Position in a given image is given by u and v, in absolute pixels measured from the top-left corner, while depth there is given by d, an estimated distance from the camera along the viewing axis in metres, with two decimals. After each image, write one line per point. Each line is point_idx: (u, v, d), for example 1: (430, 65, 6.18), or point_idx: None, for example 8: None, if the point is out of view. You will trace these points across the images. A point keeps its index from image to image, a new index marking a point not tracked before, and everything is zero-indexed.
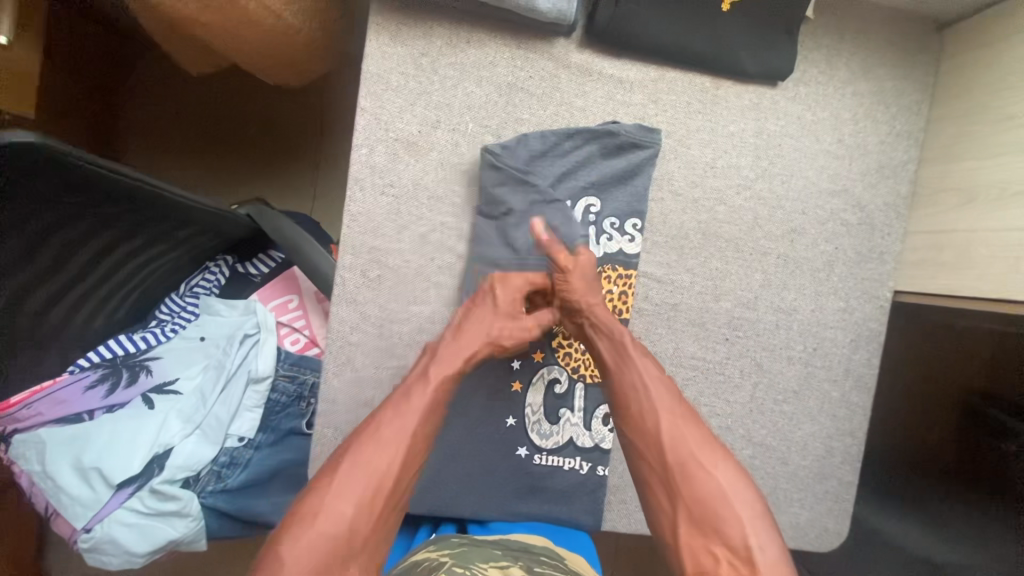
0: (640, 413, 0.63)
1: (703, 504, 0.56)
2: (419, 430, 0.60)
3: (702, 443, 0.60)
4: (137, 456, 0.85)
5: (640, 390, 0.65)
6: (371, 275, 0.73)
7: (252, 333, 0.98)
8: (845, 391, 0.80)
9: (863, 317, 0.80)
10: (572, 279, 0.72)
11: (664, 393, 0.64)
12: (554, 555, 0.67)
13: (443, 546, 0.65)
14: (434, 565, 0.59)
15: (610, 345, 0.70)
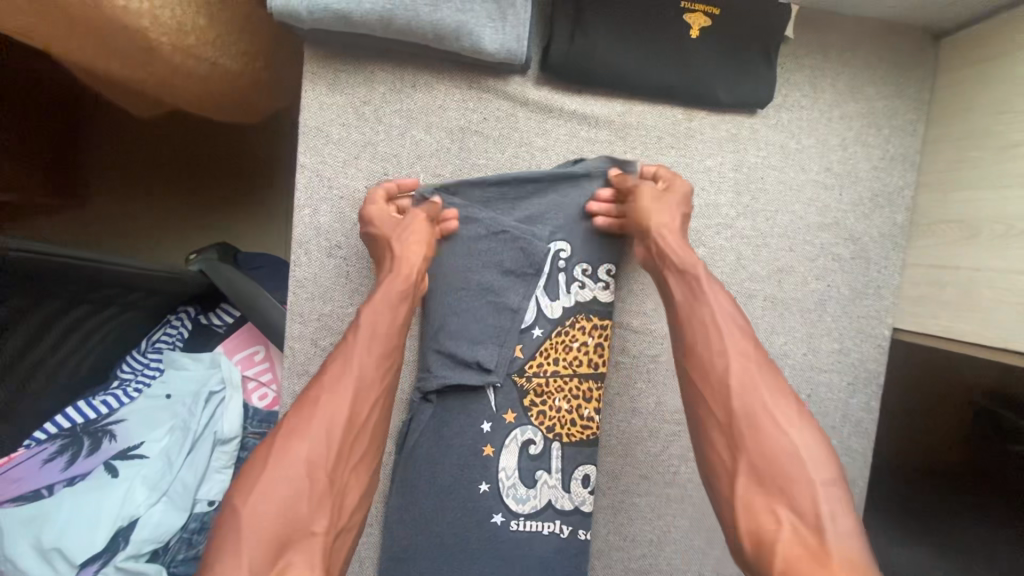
0: (707, 350, 0.49)
1: (767, 459, 0.43)
2: (369, 360, 0.53)
3: (774, 395, 0.46)
4: (101, 531, 0.79)
5: (708, 327, 0.51)
6: (322, 344, 0.68)
7: (217, 390, 0.94)
8: (844, 438, 0.75)
9: (860, 358, 0.74)
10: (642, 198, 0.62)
11: (737, 333, 0.50)
12: None
13: None
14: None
15: (680, 278, 0.56)
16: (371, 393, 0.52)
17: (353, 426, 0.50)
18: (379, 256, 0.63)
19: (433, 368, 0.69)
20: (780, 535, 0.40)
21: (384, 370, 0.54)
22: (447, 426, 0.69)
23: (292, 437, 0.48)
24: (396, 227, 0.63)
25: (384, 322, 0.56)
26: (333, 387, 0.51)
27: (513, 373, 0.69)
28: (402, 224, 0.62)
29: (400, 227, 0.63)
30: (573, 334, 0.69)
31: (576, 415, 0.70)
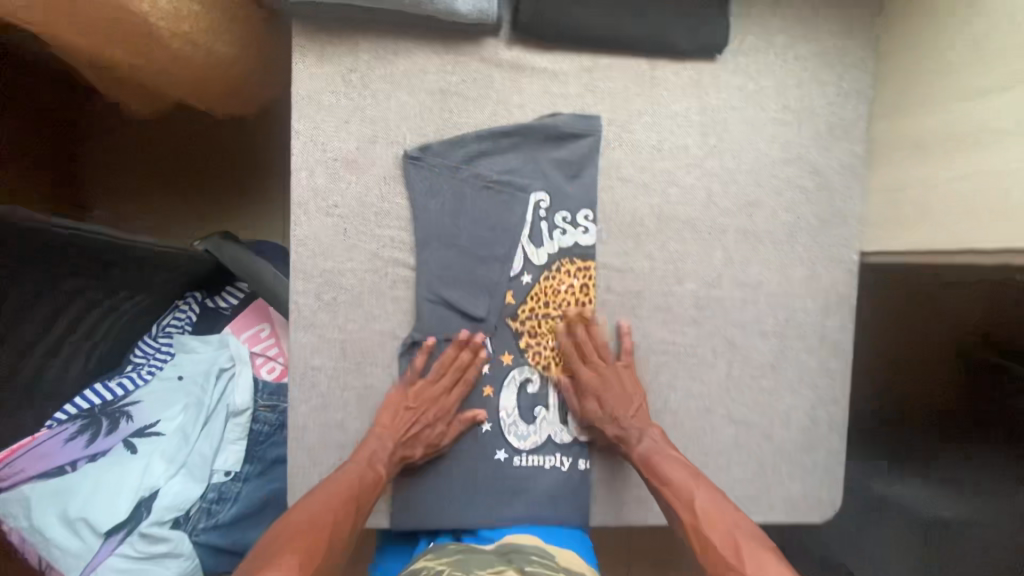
0: (681, 498, 0.69)
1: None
2: (362, 482, 0.69)
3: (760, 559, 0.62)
4: (123, 501, 0.85)
5: (676, 471, 0.71)
6: (325, 297, 0.72)
7: (227, 367, 0.97)
8: (823, 358, 0.79)
9: (832, 282, 0.78)
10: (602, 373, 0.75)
11: (695, 481, 0.70)
12: (545, 553, 0.68)
13: (441, 554, 0.69)
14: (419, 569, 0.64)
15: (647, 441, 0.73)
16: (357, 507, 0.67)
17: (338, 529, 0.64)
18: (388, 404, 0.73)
19: (428, 317, 0.73)
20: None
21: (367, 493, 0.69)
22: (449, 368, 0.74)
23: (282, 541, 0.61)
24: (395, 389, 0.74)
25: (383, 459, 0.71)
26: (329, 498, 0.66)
27: (506, 317, 0.74)
28: (403, 387, 0.73)
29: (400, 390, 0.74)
30: (559, 277, 0.74)
31: (569, 353, 0.75)
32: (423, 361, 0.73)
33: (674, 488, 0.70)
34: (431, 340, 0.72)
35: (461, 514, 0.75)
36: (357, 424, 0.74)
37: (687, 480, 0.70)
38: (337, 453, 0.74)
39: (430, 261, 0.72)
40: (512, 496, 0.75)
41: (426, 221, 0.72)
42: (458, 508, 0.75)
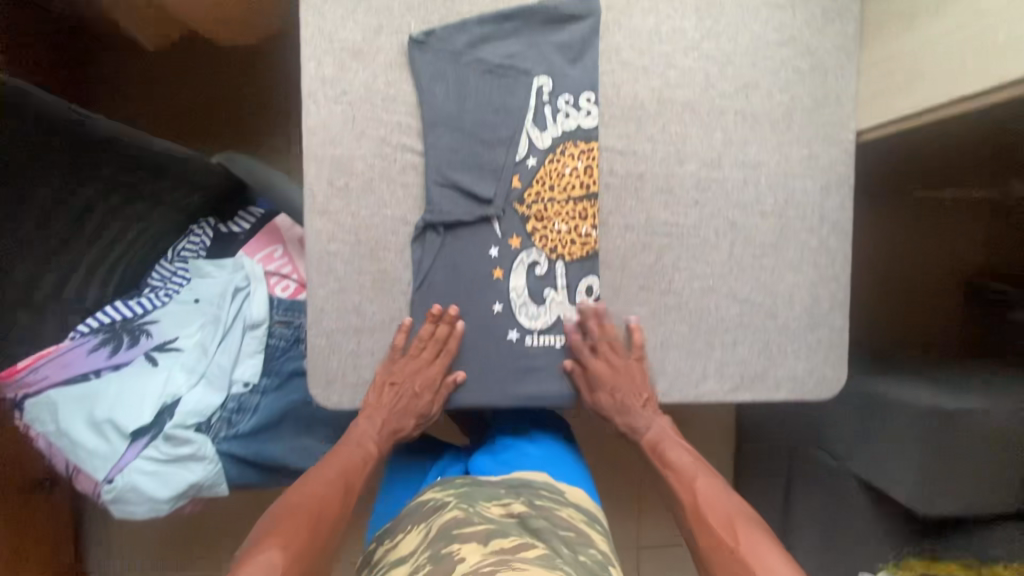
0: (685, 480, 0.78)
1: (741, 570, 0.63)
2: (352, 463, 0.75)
3: (732, 516, 0.70)
4: (147, 406, 0.87)
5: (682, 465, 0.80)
6: (338, 183, 0.74)
7: (242, 286, 0.99)
8: (823, 237, 0.81)
9: (830, 162, 0.80)
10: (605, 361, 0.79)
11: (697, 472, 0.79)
12: (554, 490, 0.88)
13: (448, 486, 0.90)
14: (440, 504, 0.83)
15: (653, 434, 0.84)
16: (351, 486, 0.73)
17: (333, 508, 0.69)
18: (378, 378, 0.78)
19: (437, 199, 0.74)
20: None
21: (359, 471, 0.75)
22: (459, 251, 0.76)
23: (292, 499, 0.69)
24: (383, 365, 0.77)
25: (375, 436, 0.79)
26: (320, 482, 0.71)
27: (513, 201, 0.76)
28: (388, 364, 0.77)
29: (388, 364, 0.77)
30: (563, 160, 0.76)
31: (576, 235, 0.77)
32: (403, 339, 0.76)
33: (681, 472, 0.79)
34: (437, 309, 0.76)
35: (474, 391, 0.79)
36: (372, 308, 0.76)
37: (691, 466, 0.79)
38: (354, 337, 0.77)
39: (436, 145, 0.74)
40: (524, 375, 0.79)
41: (433, 106, 0.74)
42: (473, 386, 0.79)
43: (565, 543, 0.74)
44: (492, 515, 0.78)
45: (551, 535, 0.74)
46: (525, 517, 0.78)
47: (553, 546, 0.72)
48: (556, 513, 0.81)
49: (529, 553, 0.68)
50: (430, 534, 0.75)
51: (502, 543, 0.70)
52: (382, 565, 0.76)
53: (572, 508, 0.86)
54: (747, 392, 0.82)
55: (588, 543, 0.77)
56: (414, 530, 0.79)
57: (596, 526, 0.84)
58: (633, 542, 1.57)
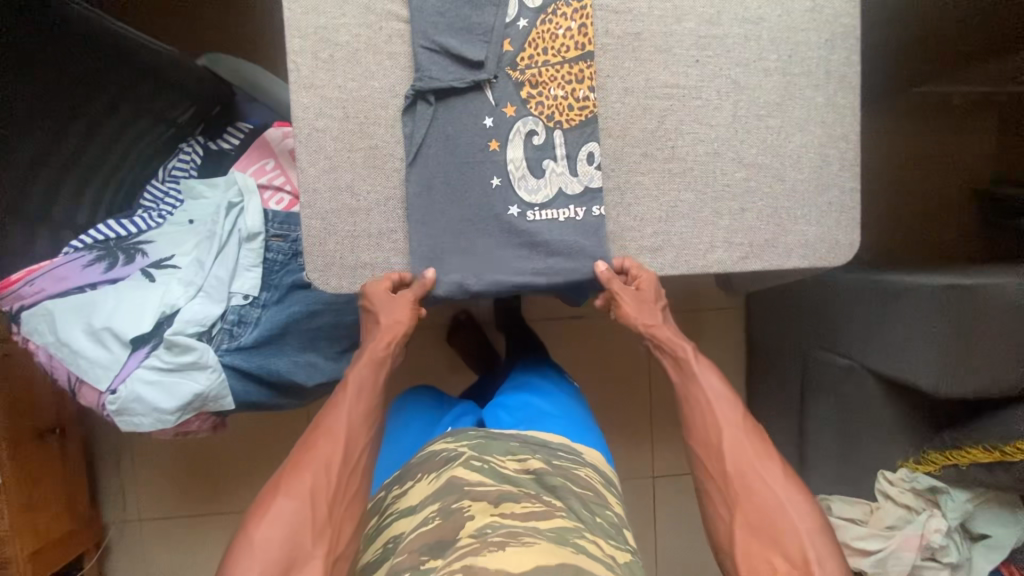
0: (708, 419, 0.74)
1: (766, 521, 0.66)
2: (357, 413, 0.71)
3: (760, 456, 0.70)
4: (146, 316, 0.86)
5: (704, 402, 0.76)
6: (322, 56, 0.71)
7: (236, 202, 0.96)
8: (830, 94, 0.78)
9: (834, 13, 0.77)
10: (625, 303, 0.77)
11: (727, 409, 0.74)
12: (571, 451, 0.86)
13: (460, 437, 0.85)
14: (452, 454, 0.79)
15: (674, 364, 0.80)
16: (360, 442, 0.70)
17: (346, 468, 0.66)
18: (369, 320, 0.77)
19: (425, 66, 0.72)
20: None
21: (369, 424, 0.71)
22: (453, 124, 0.74)
23: (294, 474, 0.64)
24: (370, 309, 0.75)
25: (369, 382, 0.74)
26: (324, 440, 0.68)
27: (505, 66, 0.73)
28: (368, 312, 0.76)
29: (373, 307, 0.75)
30: (556, 21, 0.73)
31: (573, 100, 0.74)
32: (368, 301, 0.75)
33: (705, 409, 0.75)
34: (430, 274, 0.75)
35: (479, 270, 0.76)
36: (366, 186, 0.74)
37: (715, 399, 0.75)
38: (349, 217, 0.74)
39: (422, 10, 0.71)
40: (528, 250, 0.76)
41: None
42: (473, 265, 0.76)
43: (584, 504, 0.74)
44: (507, 472, 0.76)
45: (569, 496, 0.74)
46: (541, 476, 0.76)
47: (570, 511, 0.71)
48: (575, 473, 0.80)
49: (543, 525, 0.67)
50: (440, 485, 0.73)
51: (515, 508, 0.69)
52: (391, 514, 0.75)
53: (590, 468, 0.84)
54: (756, 260, 0.79)
55: (604, 503, 0.77)
56: (423, 480, 0.77)
57: (611, 488, 0.84)
58: (649, 472, 1.52)
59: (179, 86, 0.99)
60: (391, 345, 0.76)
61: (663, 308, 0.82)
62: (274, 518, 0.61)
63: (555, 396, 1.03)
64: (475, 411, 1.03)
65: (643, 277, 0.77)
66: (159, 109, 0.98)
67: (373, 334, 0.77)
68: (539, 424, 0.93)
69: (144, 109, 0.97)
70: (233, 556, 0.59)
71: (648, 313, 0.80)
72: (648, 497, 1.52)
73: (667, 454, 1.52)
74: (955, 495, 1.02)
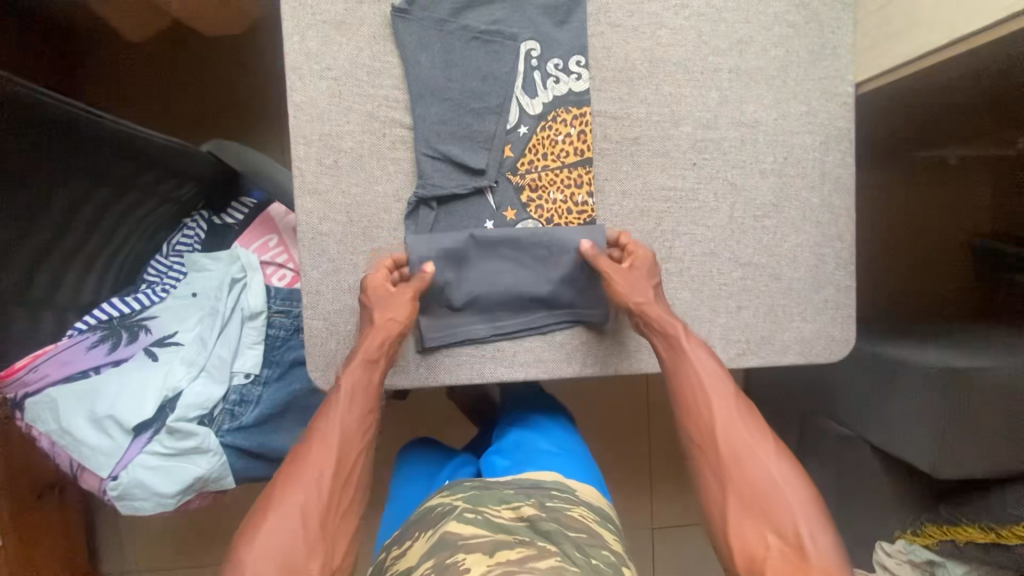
0: (701, 402, 0.70)
1: (759, 497, 0.63)
2: (351, 419, 0.68)
3: (754, 435, 0.67)
4: (148, 401, 0.86)
5: (697, 381, 0.71)
6: (327, 162, 0.73)
7: (239, 278, 0.97)
8: (825, 195, 0.79)
9: (829, 116, 0.78)
10: (616, 279, 0.72)
11: (723, 387, 0.70)
12: (563, 488, 0.86)
13: (456, 490, 0.85)
14: (447, 509, 0.79)
15: (666, 341, 0.73)
16: (353, 448, 0.67)
17: (339, 478, 0.64)
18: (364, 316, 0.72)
19: (428, 173, 0.73)
20: (769, 555, 0.59)
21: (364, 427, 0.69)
22: (454, 227, 0.75)
23: (286, 491, 0.61)
24: (370, 298, 0.71)
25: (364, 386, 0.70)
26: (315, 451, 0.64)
27: (506, 171, 0.74)
28: (370, 294, 0.72)
29: (372, 297, 0.72)
30: (556, 127, 0.74)
31: (571, 204, 0.75)
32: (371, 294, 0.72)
33: (703, 389, 0.70)
34: (427, 268, 0.73)
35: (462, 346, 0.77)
36: None
37: (710, 378, 0.70)
38: (352, 317, 0.75)
39: (425, 118, 0.73)
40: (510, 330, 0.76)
41: (421, 80, 0.72)
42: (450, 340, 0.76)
43: (577, 547, 0.72)
44: (502, 520, 0.75)
45: (563, 540, 0.72)
46: (534, 522, 0.75)
47: (564, 556, 0.69)
48: (566, 514, 0.79)
49: (541, 565, 0.66)
50: (435, 541, 0.73)
51: (511, 554, 0.67)
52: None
53: (584, 507, 0.84)
54: (754, 356, 0.79)
55: (601, 544, 0.76)
56: (420, 539, 0.77)
57: (608, 525, 0.83)
58: (647, 525, 1.52)
59: (182, 161, 0.96)
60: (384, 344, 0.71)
61: (657, 285, 0.74)
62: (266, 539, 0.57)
63: (555, 431, 1.04)
64: (474, 462, 1.04)
65: (638, 250, 0.74)
66: (165, 190, 0.99)
67: (366, 331, 0.72)
68: (537, 463, 0.94)
69: (151, 192, 0.97)
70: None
71: (638, 285, 0.72)
72: (647, 549, 1.52)
73: (666, 505, 1.52)
74: (953, 569, 1.00)
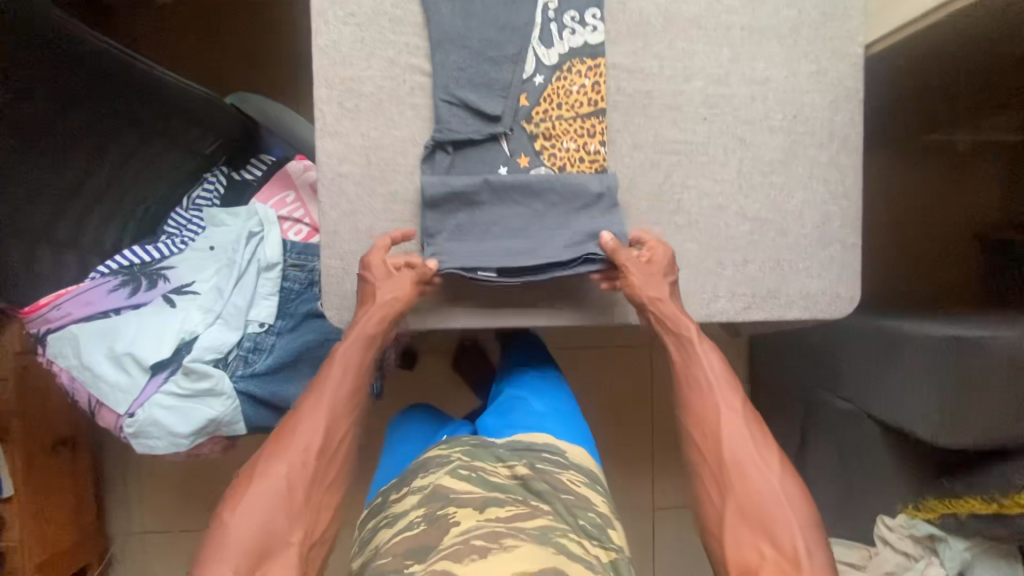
0: (709, 407, 0.71)
1: (755, 506, 0.64)
2: (344, 393, 0.71)
3: (759, 446, 0.68)
4: (166, 342, 0.89)
5: (705, 386, 0.72)
6: (348, 105, 0.75)
7: (257, 231, 1.00)
8: (833, 153, 0.81)
9: (838, 76, 0.80)
10: (634, 275, 0.74)
11: (728, 394, 0.72)
12: (556, 451, 0.87)
13: (454, 443, 0.87)
14: (444, 461, 0.81)
15: (677, 341, 0.75)
16: (343, 424, 0.69)
17: (327, 450, 0.67)
18: (362, 292, 0.75)
19: (445, 119, 0.75)
20: (763, 565, 0.61)
21: (354, 403, 0.71)
22: (469, 172, 0.77)
23: (276, 456, 0.65)
24: (368, 275, 0.73)
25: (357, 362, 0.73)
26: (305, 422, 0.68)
27: (521, 119, 0.76)
28: (370, 273, 0.73)
29: (371, 275, 0.73)
30: (570, 78, 0.76)
31: (584, 153, 0.77)
32: (369, 271, 0.73)
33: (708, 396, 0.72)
34: (431, 263, 0.74)
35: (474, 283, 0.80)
36: (384, 230, 0.77)
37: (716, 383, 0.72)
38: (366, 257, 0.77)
39: (444, 65, 0.75)
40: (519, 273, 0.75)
41: (442, 28, 0.75)
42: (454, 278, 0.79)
43: (566, 507, 0.75)
44: (496, 479, 0.79)
45: (553, 500, 0.76)
46: (527, 481, 0.79)
47: (558, 515, 0.73)
48: (557, 477, 0.81)
49: (528, 525, 0.69)
50: (428, 492, 0.75)
51: (500, 511, 0.71)
52: (382, 519, 0.77)
53: (574, 471, 0.84)
54: (759, 311, 0.80)
55: (587, 505, 0.78)
56: (414, 487, 0.79)
57: (597, 487, 0.84)
58: (648, 502, 1.52)
59: (204, 111, 1.01)
60: (382, 321, 0.73)
61: (673, 282, 0.76)
62: (249, 505, 0.62)
63: (552, 392, 1.05)
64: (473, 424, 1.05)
65: (657, 247, 0.76)
66: (187, 141, 1.03)
67: (364, 309, 0.74)
68: (532, 424, 0.95)
69: (173, 142, 1.02)
70: (212, 538, 0.60)
71: (653, 283, 0.74)
72: (648, 527, 1.53)
73: (666, 484, 1.52)
74: (953, 543, 0.99)
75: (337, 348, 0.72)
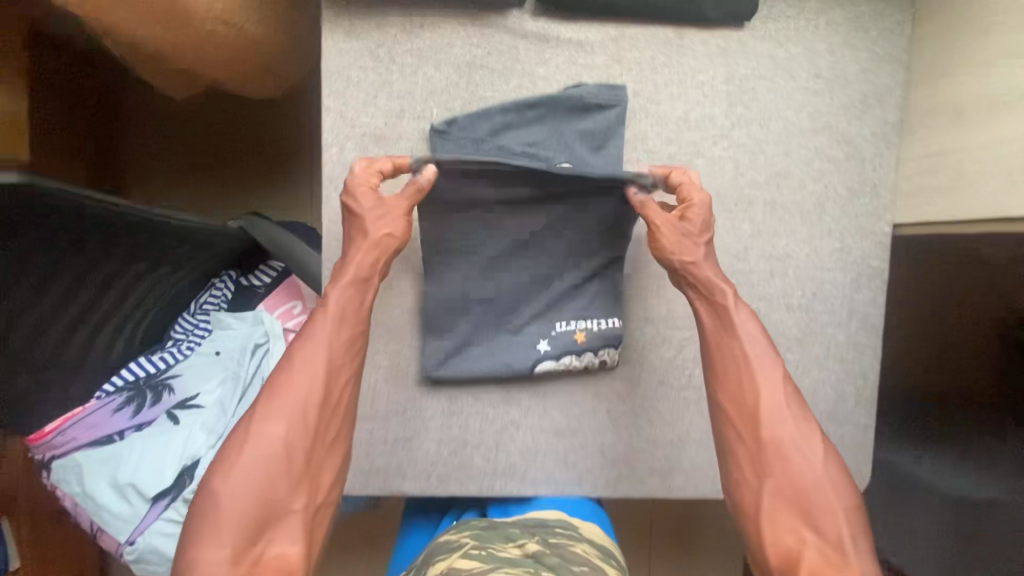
0: (750, 384, 0.65)
1: (799, 492, 0.61)
2: (336, 344, 0.66)
3: (804, 430, 0.63)
4: (167, 469, 0.88)
5: (744, 359, 0.66)
6: None
7: (262, 343, 0.99)
8: (852, 332, 0.78)
9: (862, 255, 0.77)
10: (666, 234, 0.69)
11: (768, 365, 0.66)
12: (568, 526, 0.75)
13: (463, 527, 0.76)
14: (454, 547, 0.70)
15: (711, 311, 0.68)
16: (341, 377, 0.66)
17: (324, 411, 0.64)
18: (348, 225, 0.69)
19: (454, 293, 0.74)
20: (804, 551, 0.59)
21: (350, 356, 0.67)
22: (475, 344, 0.75)
23: (264, 417, 0.62)
24: (353, 202, 0.67)
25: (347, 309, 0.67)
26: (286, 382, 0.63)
27: (530, 295, 0.75)
28: (357, 197, 0.67)
29: (357, 200, 0.67)
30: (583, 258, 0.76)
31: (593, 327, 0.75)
32: (357, 195, 0.67)
33: (749, 370, 0.65)
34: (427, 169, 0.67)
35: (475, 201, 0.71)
36: (386, 395, 0.76)
37: (760, 355, 0.66)
38: (367, 422, 0.76)
39: (454, 239, 0.73)
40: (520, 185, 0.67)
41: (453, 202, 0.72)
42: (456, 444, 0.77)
43: None
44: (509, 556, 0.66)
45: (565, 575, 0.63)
46: (539, 557, 0.66)
47: None
48: (569, 551, 0.69)
49: None
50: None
51: None
52: None
53: (587, 543, 0.73)
54: None
55: None
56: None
57: (613, 562, 0.72)
58: None
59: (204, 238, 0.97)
60: (377, 262, 0.67)
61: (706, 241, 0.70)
62: (240, 473, 0.60)
63: None
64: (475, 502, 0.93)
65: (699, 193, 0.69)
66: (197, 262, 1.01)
67: (350, 244, 0.68)
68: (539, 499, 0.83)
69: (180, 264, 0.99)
70: (199, 508, 0.59)
71: (686, 246, 0.68)
72: None
73: None
74: None
75: (325, 296, 0.66)
